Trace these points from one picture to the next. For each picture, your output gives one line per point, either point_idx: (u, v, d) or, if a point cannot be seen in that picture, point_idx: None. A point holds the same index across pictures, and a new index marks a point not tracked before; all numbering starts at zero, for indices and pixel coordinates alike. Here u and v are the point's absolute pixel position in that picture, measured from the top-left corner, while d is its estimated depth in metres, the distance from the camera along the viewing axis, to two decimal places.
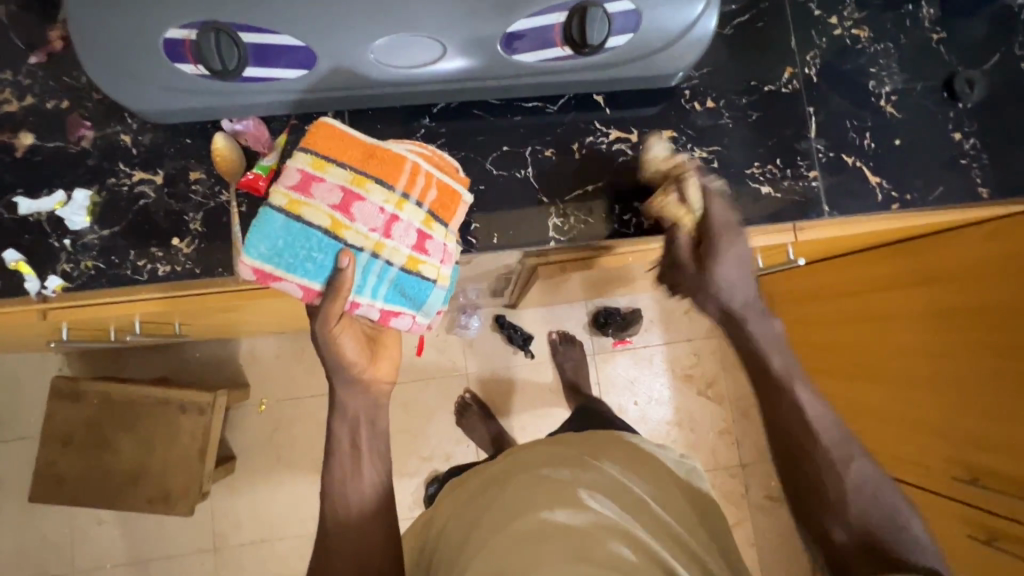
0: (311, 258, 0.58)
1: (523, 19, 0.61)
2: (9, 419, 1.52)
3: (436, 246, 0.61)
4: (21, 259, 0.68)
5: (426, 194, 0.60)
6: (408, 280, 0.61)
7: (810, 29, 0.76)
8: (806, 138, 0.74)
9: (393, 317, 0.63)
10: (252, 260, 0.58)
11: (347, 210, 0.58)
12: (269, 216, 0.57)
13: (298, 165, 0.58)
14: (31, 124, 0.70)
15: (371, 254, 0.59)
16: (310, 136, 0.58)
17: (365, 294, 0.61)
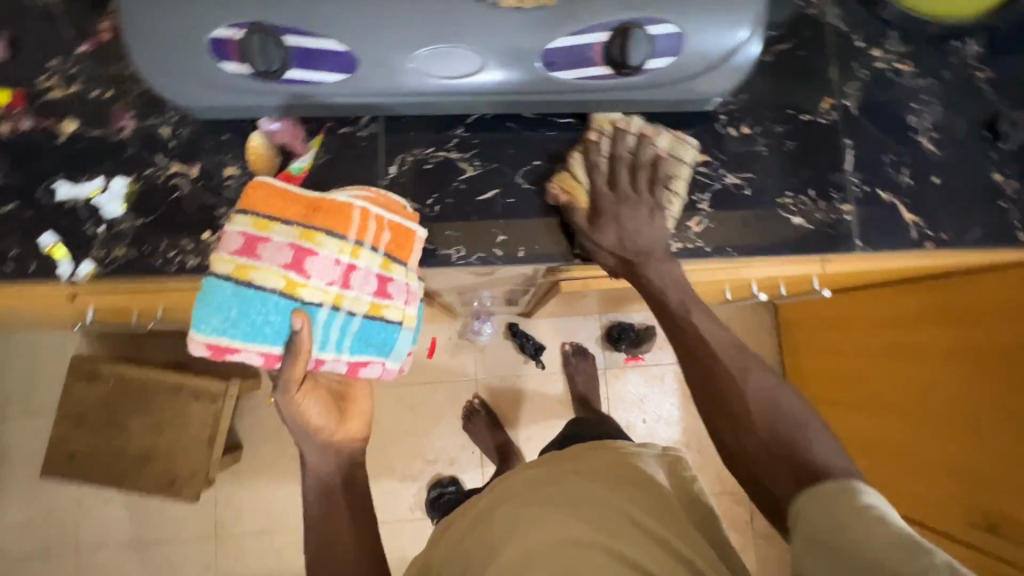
0: (268, 323, 0.59)
1: (565, 36, 0.62)
2: (26, 393, 1.55)
3: (398, 288, 0.64)
4: (57, 242, 0.69)
5: (380, 237, 0.63)
6: (373, 327, 0.64)
7: (851, 60, 0.75)
8: (841, 170, 0.73)
9: (361, 367, 0.65)
10: (205, 336, 0.58)
11: (300, 267, 0.59)
12: (215, 287, 0.58)
13: (241, 228, 0.58)
14: (74, 111, 0.72)
15: (331, 308, 0.61)
16: (248, 195, 0.59)
17: (329, 350, 0.62)
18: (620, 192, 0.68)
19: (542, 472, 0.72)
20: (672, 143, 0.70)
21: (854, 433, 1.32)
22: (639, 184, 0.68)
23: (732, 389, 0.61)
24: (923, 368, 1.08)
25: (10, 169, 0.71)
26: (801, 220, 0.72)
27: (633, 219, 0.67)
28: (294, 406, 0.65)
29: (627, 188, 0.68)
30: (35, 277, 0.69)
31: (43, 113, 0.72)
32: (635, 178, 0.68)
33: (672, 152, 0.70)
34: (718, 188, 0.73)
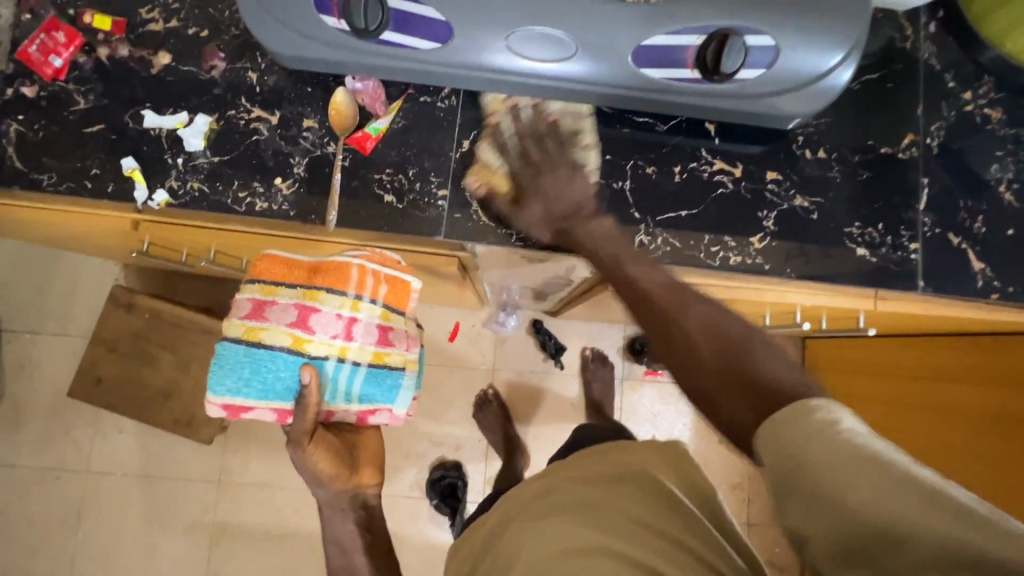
0: (279, 378, 0.71)
1: (661, 35, 0.62)
2: (62, 315, 1.60)
3: (395, 335, 0.76)
4: (136, 167, 0.71)
5: (375, 290, 0.73)
6: (376, 373, 0.75)
7: (941, 100, 0.74)
8: (914, 209, 0.72)
9: (369, 414, 0.77)
10: (221, 395, 0.71)
11: (304, 324, 0.71)
12: (230, 351, 0.70)
13: (249, 296, 0.71)
14: (170, 45, 0.74)
15: (336, 359, 0.73)
16: (257, 265, 0.71)
17: (339, 399, 0.75)
18: (539, 162, 0.67)
19: (546, 482, 0.62)
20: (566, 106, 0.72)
21: None
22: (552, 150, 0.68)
23: (671, 331, 0.56)
24: (956, 430, 1.06)
25: (102, 92, 0.73)
26: (865, 252, 0.71)
27: (553, 186, 0.67)
28: (307, 458, 0.76)
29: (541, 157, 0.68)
30: (111, 198, 0.71)
31: (139, 43, 0.74)
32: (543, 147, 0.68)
33: (567, 118, 0.72)
34: (785, 208, 0.72)
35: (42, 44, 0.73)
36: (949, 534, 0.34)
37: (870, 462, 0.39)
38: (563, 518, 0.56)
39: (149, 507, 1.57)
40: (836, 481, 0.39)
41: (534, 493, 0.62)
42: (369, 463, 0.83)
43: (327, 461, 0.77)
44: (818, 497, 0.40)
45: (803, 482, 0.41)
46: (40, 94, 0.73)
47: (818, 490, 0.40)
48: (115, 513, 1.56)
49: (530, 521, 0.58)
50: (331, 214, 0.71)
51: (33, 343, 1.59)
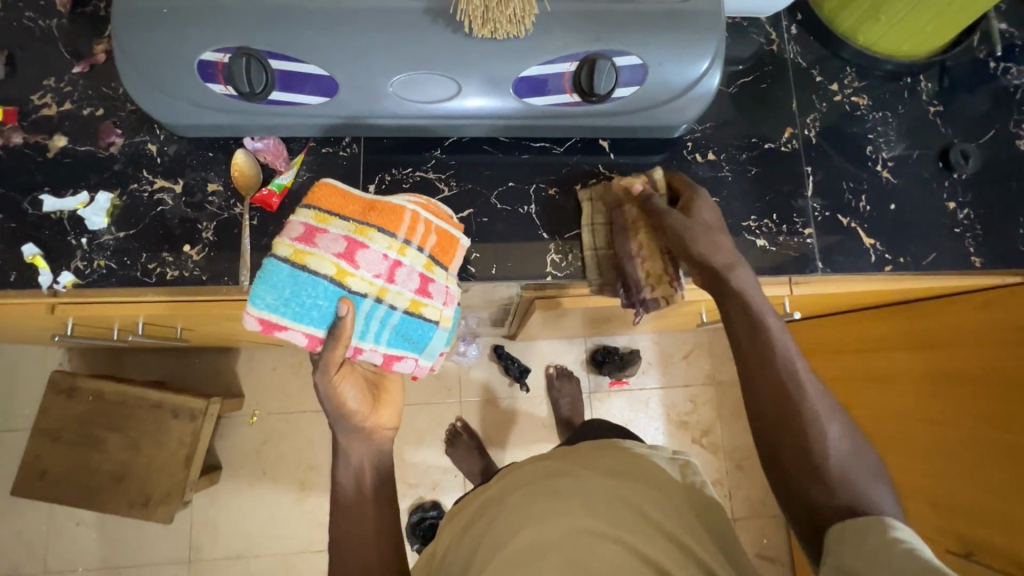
0: (316, 307, 0.59)
1: (535, 66, 0.65)
2: (4, 410, 1.53)
3: (438, 289, 0.64)
4: (38, 253, 0.70)
5: (426, 239, 0.64)
6: (412, 322, 0.64)
7: (811, 94, 0.79)
8: (803, 197, 0.76)
9: (396, 361, 0.65)
10: (258, 310, 0.58)
11: (351, 258, 0.59)
12: (273, 268, 0.58)
13: (302, 220, 0.60)
14: (65, 128, 0.74)
15: (375, 300, 0.61)
16: (313, 190, 0.60)
17: (369, 340, 0.62)
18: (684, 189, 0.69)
19: (553, 465, 0.77)
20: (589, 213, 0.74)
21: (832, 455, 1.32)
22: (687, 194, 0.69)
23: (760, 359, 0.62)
24: (906, 395, 1.08)
25: None
26: (765, 243, 0.75)
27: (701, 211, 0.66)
28: (335, 388, 0.65)
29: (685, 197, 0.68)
30: (15, 287, 0.70)
31: (34, 129, 0.74)
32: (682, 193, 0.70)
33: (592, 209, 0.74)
34: None
35: None
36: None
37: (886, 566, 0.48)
38: (568, 497, 0.69)
39: None
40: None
41: (542, 475, 0.74)
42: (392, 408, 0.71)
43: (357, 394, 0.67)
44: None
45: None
46: None
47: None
48: None
49: (531, 498, 0.71)
50: (244, 275, 0.71)
51: None
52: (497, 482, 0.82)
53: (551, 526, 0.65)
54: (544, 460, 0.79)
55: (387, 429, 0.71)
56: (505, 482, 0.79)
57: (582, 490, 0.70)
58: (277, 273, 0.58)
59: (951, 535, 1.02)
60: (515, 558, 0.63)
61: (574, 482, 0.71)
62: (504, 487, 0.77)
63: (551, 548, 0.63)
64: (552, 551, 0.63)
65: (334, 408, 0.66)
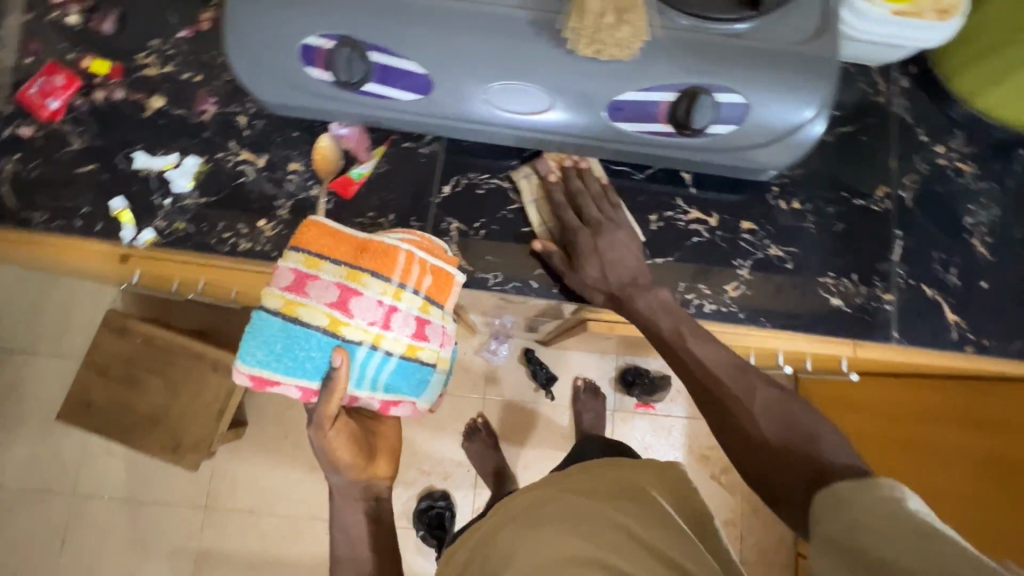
0: (309, 358, 0.67)
1: (634, 91, 0.64)
2: (59, 336, 1.62)
3: (433, 331, 0.71)
4: (125, 207, 0.73)
5: (421, 280, 0.69)
6: (407, 365, 0.71)
7: (913, 153, 0.75)
8: (888, 260, 0.73)
9: (392, 405, 0.73)
10: (251, 366, 0.67)
11: (344, 307, 0.66)
12: (266, 322, 0.66)
13: (292, 267, 0.66)
14: (164, 89, 0.77)
15: (369, 347, 0.68)
16: (301, 235, 0.67)
17: (364, 388, 0.70)
18: (597, 221, 0.71)
19: (546, 492, 0.73)
20: (530, 184, 0.74)
21: None
22: (610, 210, 0.72)
23: None
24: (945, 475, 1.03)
25: (96, 133, 0.76)
26: (841, 302, 0.72)
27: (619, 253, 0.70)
28: (327, 443, 0.69)
29: (599, 218, 0.71)
30: (98, 236, 0.73)
31: (135, 87, 0.77)
32: (600, 204, 0.72)
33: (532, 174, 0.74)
34: (760, 258, 0.73)
35: (41, 86, 0.76)
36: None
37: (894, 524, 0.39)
38: (558, 522, 0.66)
39: (133, 532, 1.56)
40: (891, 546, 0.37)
41: (536, 505, 0.70)
42: (386, 456, 0.76)
43: (347, 446, 0.69)
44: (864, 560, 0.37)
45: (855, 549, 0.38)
46: (36, 135, 0.76)
47: (861, 552, 0.38)
48: (100, 536, 1.56)
49: (531, 527, 0.67)
50: None
51: (27, 363, 1.61)
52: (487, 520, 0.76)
53: (540, 551, 0.62)
54: (534, 489, 0.75)
55: (383, 479, 0.75)
56: (497, 516, 0.75)
57: (577, 513, 0.66)
58: (270, 327, 0.66)
59: None
60: None
61: (567, 506, 0.68)
62: (494, 525, 0.72)
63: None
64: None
65: (329, 464, 0.71)
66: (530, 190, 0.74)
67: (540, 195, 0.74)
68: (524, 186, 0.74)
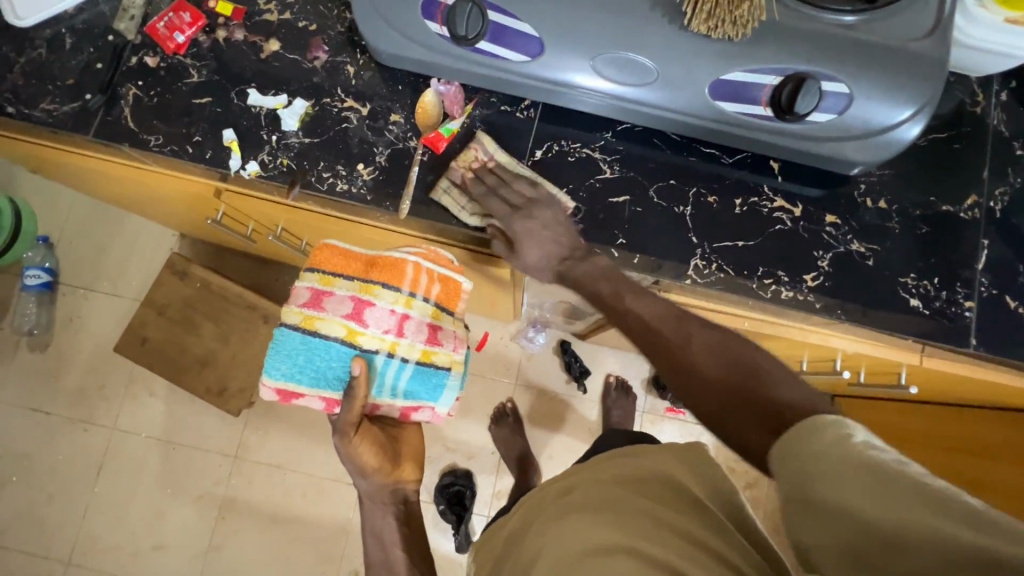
0: (329, 368, 0.75)
1: (740, 71, 0.65)
2: (119, 276, 1.69)
3: (445, 338, 0.78)
4: (235, 139, 0.78)
5: (429, 288, 0.76)
6: (423, 371, 0.78)
7: (1006, 166, 0.75)
8: (972, 268, 0.73)
9: (412, 409, 0.81)
10: (278, 379, 0.75)
11: (359, 317, 0.74)
12: (288, 338, 0.74)
13: (308, 285, 0.74)
14: (280, 35, 0.81)
15: (386, 354, 0.75)
16: (316, 256, 0.75)
17: (383, 394, 0.78)
18: (521, 204, 0.72)
19: (571, 482, 0.65)
20: (458, 190, 0.75)
21: None
22: (529, 190, 0.73)
23: None
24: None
25: (213, 69, 0.80)
26: (918, 304, 0.72)
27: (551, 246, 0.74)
28: (354, 450, 0.78)
29: (522, 199, 0.73)
30: (208, 163, 0.78)
31: (254, 30, 0.81)
32: (518, 189, 0.73)
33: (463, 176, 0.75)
34: (841, 252, 0.74)
35: (169, 21, 0.81)
36: (958, 542, 0.35)
37: (865, 466, 0.41)
38: (581, 514, 0.58)
39: (165, 471, 1.61)
40: (833, 488, 0.41)
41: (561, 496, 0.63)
42: (411, 461, 0.85)
43: (372, 453, 0.79)
44: (810, 504, 0.42)
45: (797, 489, 0.43)
46: (159, 64, 0.81)
47: (838, 509, 0.41)
48: (133, 471, 1.60)
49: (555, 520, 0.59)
50: (405, 204, 0.75)
51: (87, 298, 1.68)
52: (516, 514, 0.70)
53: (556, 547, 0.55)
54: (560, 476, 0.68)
55: (409, 480, 0.86)
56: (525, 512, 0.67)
57: (602, 502, 0.58)
58: (291, 342, 0.74)
59: None
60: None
61: (592, 495, 0.60)
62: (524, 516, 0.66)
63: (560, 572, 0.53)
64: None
65: (359, 469, 0.81)
66: (456, 192, 0.75)
67: (463, 197, 0.75)
68: (451, 189, 0.75)
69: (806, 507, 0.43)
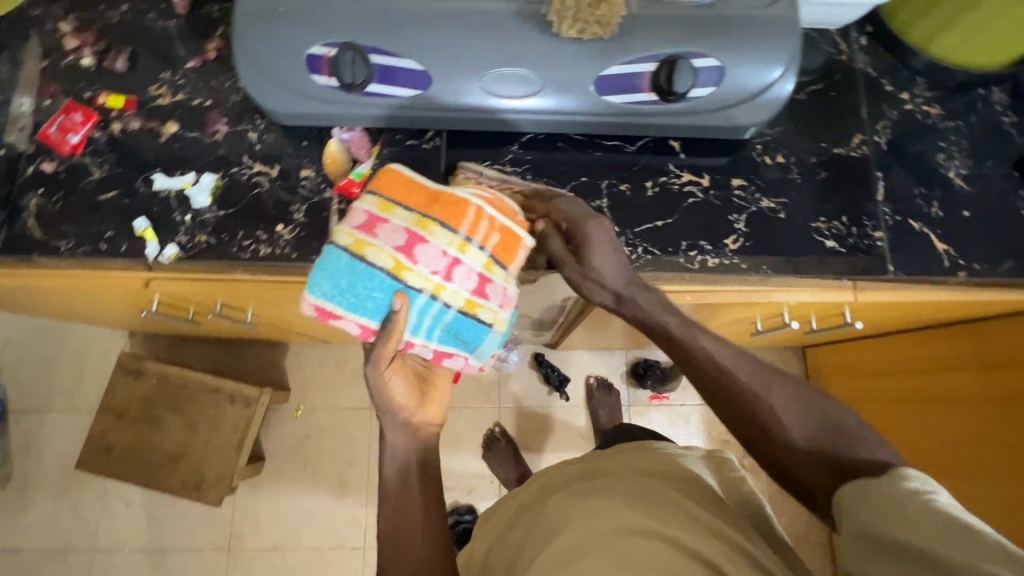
0: (370, 298, 0.61)
1: (618, 65, 0.69)
2: (72, 390, 1.62)
3: (495, 291, 0.64)
4: (148, 226, 0.77)
5: (488, 237, 0.63)
6: (465, 322, 0.64)
7: (881, 102, 0.81)
8: (873, 201, 0.77)
9: (445, 357, 0.67)
10: (315, 298, 0.61)
11: (410, 252, 0.60)
12: (331, 256, 0.60)
13: (365, 207, 0.61)
14: (177, 116, 0.81)
15: (430, 296, 0.62)
16: (378, 178, 0.62)
17: (420, 335, 0.64)
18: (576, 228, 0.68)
19: (591, 468, 0.73)
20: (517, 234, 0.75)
21: None
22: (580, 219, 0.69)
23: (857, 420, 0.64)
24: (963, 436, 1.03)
25: (115, 162, 0.80)
26: (834, 244, 0.76)
27: (641, 301, 0.67)
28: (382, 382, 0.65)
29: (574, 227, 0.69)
30: (125, 256, 0.77)
31: (150, 116, 0.81)
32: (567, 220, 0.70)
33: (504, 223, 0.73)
34: (753, 211, 0.77)
35: (61, 124, 0.80)
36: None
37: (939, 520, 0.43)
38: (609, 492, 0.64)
39: None
40: (905, 532, 0.44)
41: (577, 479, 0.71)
42: (438, 403, 0.69)
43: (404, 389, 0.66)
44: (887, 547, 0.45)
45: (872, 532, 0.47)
46: (58, 169, 0.80)
47: (906, 546, 0.44)
48: None
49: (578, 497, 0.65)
50: None
51: (41, 420, 1.60)
52: (528, 488, 0.79)
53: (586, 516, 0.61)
54: (582, 462, 0.76)
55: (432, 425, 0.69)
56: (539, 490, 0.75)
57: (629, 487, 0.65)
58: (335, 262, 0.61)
59: None
60: (560, 556, 0.57)
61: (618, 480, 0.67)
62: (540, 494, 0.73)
63: (595, 548, 0.55)
64: (596, 549, 0.55)
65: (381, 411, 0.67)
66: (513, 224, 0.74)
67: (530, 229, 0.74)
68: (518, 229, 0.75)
69: (878, 547, 0.46)
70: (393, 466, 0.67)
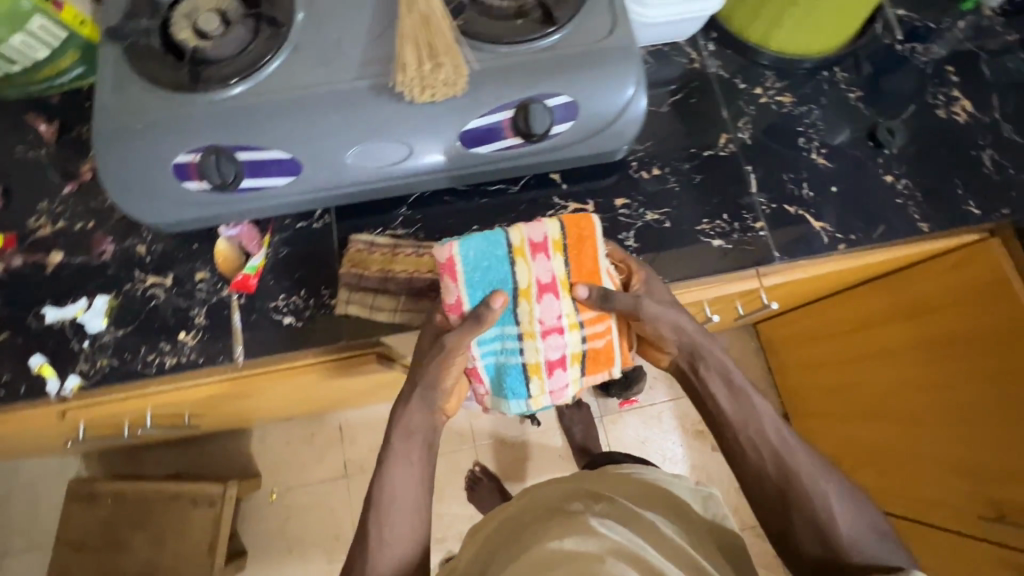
0: (486, 291, 0.67)
1: (478, 118, 0.71)
2: (28, 528, 1.53)
3: (558, 376, 0.72)
4: (45, 362, 0.75)
5: (596, 338, 0.71)
6: (518, 374, 0.71)
7: (738, 101, 0.85)
8: (748, 194, 0.81)
9: (477, 378, 0.73)
10: (455, 252, 0.66)
11: (541, 294, 0.68)
12: (494, 238, 0.66)
13: (545, 228, 0.67)
14: (60, 244, 0.80)
15: (518, 334, 0.69)
16: (581, 217, 0.68)
17: (484, 349, 0.70)
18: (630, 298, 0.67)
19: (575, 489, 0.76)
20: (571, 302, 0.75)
21: (825, 437, 1.32)
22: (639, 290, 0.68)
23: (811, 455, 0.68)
24: (924, 399, 1.02)
25: (3, 303, 0.78)
26: (720, 241, 0.79)
27: (706, 362, 0.68)
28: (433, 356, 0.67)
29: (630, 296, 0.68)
30: (25, 398, 0.74)
31: (32, 249, 0.80)
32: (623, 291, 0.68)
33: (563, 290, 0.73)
34: (640, 226, 0.80)
35: None
36: None
37: None
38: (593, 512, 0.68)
39: None
40: None
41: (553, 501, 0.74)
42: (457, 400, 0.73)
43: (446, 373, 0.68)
44: None
45: None
46: None
47: None
48: None
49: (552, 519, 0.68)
50: (238, 350, 0.76)
51: None
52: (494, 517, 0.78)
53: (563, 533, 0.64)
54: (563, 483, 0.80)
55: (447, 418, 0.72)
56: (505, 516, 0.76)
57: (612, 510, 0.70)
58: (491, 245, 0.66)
59: (956, 502, 1.00)
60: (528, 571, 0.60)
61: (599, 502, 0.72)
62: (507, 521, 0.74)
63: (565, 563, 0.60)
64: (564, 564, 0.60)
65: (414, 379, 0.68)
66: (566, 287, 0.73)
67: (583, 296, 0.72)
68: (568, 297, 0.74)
69: None
70: (400, 439, 0.68)
